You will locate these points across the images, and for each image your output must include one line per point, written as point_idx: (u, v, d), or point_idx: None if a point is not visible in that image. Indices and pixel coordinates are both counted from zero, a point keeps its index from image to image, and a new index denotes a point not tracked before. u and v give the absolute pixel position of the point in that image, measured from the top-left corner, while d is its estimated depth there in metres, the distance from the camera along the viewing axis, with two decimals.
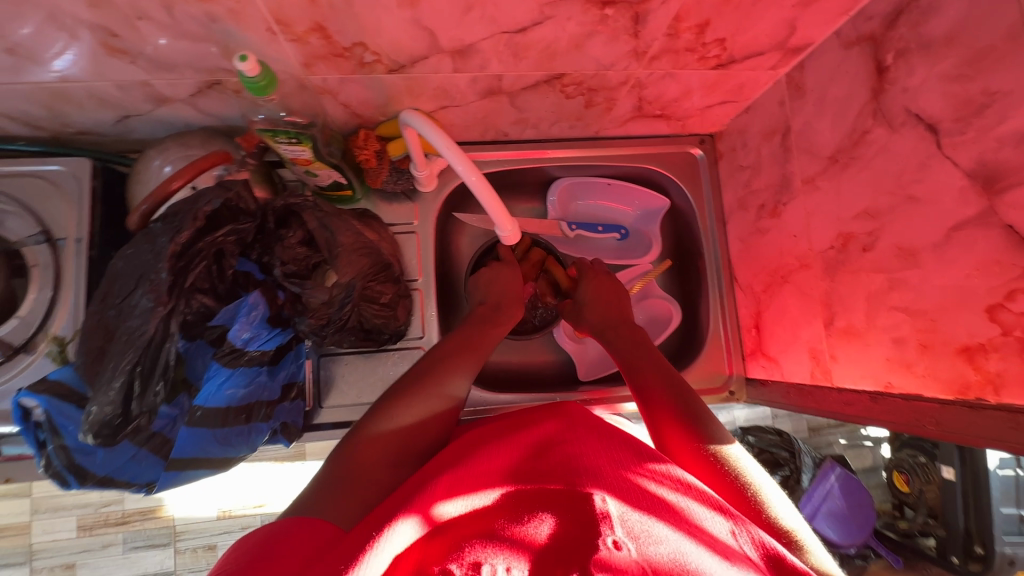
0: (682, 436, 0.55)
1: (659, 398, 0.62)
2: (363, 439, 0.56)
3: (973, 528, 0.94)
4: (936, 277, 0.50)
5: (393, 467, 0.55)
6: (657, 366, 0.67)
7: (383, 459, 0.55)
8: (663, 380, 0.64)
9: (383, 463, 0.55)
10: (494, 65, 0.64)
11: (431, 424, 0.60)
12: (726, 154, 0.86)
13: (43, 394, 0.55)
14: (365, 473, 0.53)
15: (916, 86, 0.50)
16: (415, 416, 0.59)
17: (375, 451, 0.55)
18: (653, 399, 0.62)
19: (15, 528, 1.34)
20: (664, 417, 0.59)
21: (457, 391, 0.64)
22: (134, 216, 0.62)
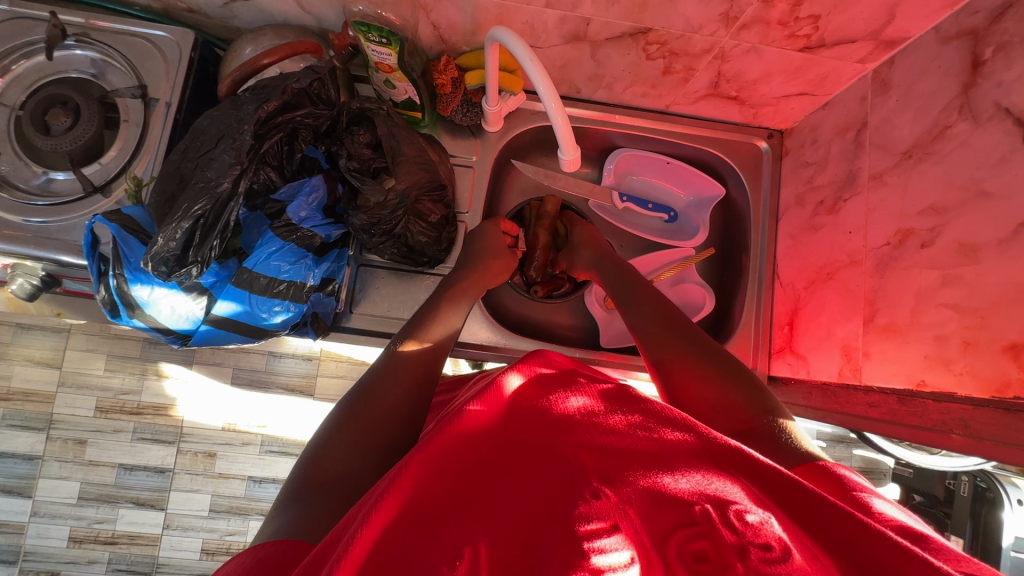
0: (692, 374, 0.56)
1: (666, 348, 0.60)
2: (335, 433, 0.50)
3: None
4: (994, 273, 0.49)
5: (364, 461, 0.48)
6: (653, 320, 0.64)
7: (353, 454, 0.48)
8: (666, 333, 0.62)
9: (352, 463, 0.47)
10: (586, 6, 0.65)
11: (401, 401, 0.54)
12: (793, 150, 0.85)
13: (115, 223, 0.61)
14: (335, 484, 0.46)
15: (1012, 80, 0.49)
16: (384, 390, 0.54)
17: (342, 451, 0.48)
18: (665, 356, 0.59)
19: (42, 395, 1.42)
20: (686, 374, 0.56)
21: (442, 336, 0.64)
22: (225, 84, 0.69)
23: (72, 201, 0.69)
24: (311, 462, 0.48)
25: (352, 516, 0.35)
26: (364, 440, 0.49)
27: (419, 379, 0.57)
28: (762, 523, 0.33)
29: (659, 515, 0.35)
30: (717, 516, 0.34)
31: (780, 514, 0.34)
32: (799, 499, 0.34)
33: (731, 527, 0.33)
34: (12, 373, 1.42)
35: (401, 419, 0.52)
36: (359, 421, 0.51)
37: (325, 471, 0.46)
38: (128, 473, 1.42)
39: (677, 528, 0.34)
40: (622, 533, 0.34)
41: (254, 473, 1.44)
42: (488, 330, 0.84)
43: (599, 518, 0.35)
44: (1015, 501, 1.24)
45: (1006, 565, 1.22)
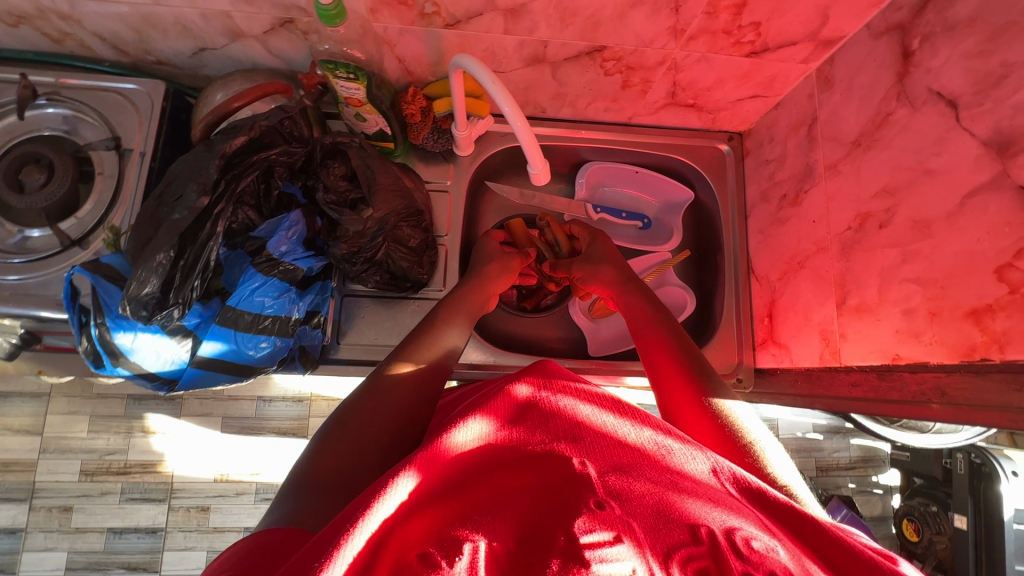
0: (694, 404, 0.58)
1: (671, 374, 0.62)
2: (335, 437, 0.52)
3: (982, 568, 1.26)
4: (948, 245, 0.51)
5: (362, 467, 0.50)
6: (662, 344, 0.66)
7: (353, 458, 0.50)
8: (673, 358, 0.64)
9: (353, 467, 0.50)
10: (542, 30, 0.68)
11: (397, 409, 0.55)
12: (753, 150, 0.89)
13: (93, 272, 0.61)
14: (332, 483, 0.48)
15: (939, 66, 0.53)
16: (382, 398, 0.55)
17: (342, 452, 0.50)
18: (669, 384, 0.61)
19: (23, 464, 1.37)
20: (687, 403, 0.58)
21: (437, 356, 0.63)
22: (197, 131, 0.71)
23: (50, 256, 0.69)
24: (308, 466, 0.50)
25: (354, 507, 0.35)
26: (364, 443, 0.51)
27: (417, 391, 0.58)
28: (767, 551, 0.34)
29: (664, 530, 0.36)
30: (726, 543, 0.34)
31: (786, 545, 0.35)
32: (812, 538, 0.36)
33: (736, 552, 0.34)
34: None
35: (396, 427, 0.54)
36: (360, 425, 0.53)
37: (325, 474, 0.49)
38: (117, 537, 1.37)
39: (681, 546, 0.35)
40: (626, 542, 0.35)
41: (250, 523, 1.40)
42: (478, 349, 0.85)
43: (604, 528, 0.35)
44: (1010, 473, 1.25)
45: (1011, 539, 1.23)
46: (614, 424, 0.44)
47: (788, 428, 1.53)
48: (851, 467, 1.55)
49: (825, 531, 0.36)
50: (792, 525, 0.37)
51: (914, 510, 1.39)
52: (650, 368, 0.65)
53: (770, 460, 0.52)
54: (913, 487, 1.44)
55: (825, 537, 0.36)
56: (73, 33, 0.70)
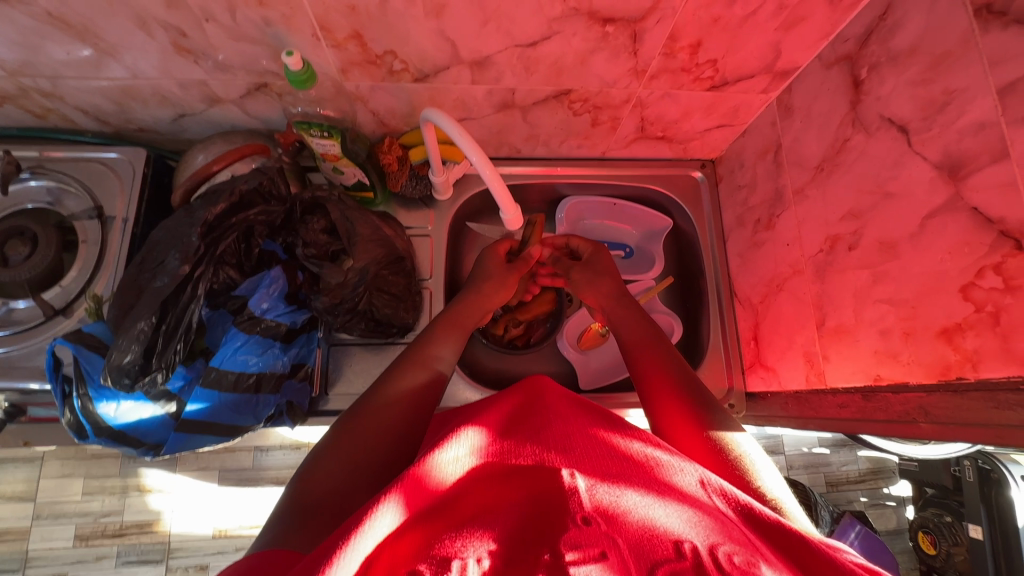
0: (689, 426, 0.57)
1: (664, 394, 0.62)
2: (327, 455, 0.52)
3: None
4: (914, 265, 0.52)
5: (352, 493, 0.49)
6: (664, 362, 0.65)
7: (345, 478, 0.50)
8: (667, 376, 0.64)
9: (342, 488, 0.49)
10: (508, 78, 0.70)
11: (387, 433, 0.54)
12: (726, 176, 0.91)
13: (74, 342, 0.61)
14: (322, 504, 0.47)
15: (887, 93, 0.55)
16: (373, 418, 0.55)
17: (334, 472, 0.50)
18: (664, 409, 0.60)
19: (16, 533, 1.35)
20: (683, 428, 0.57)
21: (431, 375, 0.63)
22: (179, 193, 0.73)
23: (33, 327, 0.69)
24: (299, 489, 0.49)
25: (340, 531, 0.35)
26: (354, 467, 0.51)
27: (405, 415, 0.57)
28: (748, 568, 0.33)
29: (647, 549, 0.35)
30: (706, 560, 0.33)
31: (770, 562, 0.34)
32: (795, 551, 0.35)
33: (718, 569, 0.33)
34: None
35: (385, 447, 0.53)
36: (350, 449, 0.52)
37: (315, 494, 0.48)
38: None
39: (663, 562, 0.34)
40: (607, 562, 0.33)
41: None
42: (467, 389, 0.85)
43: (587, 545, 0.35)
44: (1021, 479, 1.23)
45: None
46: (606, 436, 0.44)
47: (792, 444, 1.51)
48: (861, 481, 1.52)
49: (810, 546, 0.36)
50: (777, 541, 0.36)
51: (929, 522, 1.36)
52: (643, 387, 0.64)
53: (758, 472, 0.52)
54: (925, 497, 1.41)
55: (807, 554, 0.35)
56: (56, 108, 0.73)
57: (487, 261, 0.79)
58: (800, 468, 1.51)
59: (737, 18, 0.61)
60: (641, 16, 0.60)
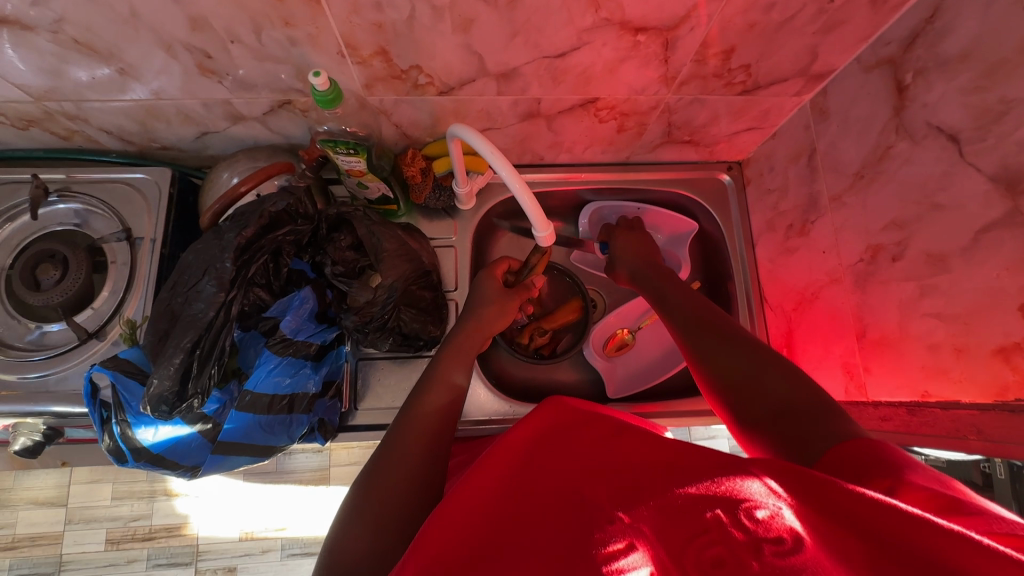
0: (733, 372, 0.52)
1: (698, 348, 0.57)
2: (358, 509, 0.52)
3: None
4: (966, 280, 0.50)
5: (390, 540, 0.50)
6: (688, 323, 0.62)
7: (377, 529, 0.50)
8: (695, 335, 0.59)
9: (378, 543, 0.49)
10: (534, 89, 0.69)
11: (412, 471, 0.55)
12: (754, 178, 0.89)
13: (112, 369, 0.61)
14: (360, 560, 0.48)
15: (936, 101, 0.53)
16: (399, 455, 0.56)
17: (364, 527, 0.50)
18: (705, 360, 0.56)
19: (49, 537, 1.37)
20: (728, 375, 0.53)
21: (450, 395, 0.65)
22: (205, 216, 0.72)
23: (67, 351, 0.69)
24: (337, 546, 0.50)
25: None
26: (387, 511, 0.51)
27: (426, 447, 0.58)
28: (773, 517, 0.31)
29: (671, 523, 0.33)
30: (726, 519, 0.32)
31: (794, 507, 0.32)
32: (809, 483, 0.34)
33: (741, 525, 0.31)
34: (17, 519, 1.38)
35: (415, 486, 0.54)
36: (383, 493, 0.52)
37: (353, 553, 0.48)
38: None
39: (693, 536, 0.32)
40: (641, 551, 0.32)
41: None
42: (494, 401, 0.84)
43: (616, 540, 0.33)
44: None
45: None
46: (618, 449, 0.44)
47: None
48: None
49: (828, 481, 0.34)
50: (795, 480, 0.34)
51: None
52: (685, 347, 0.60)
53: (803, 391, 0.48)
54: None
55: (826, 484, 0.33)
56: (81, 130, 0.72)
57: (485, 286, 0.78)
58: None
59: (774, 23, 0.59)
60: (674, 24, 0.58)
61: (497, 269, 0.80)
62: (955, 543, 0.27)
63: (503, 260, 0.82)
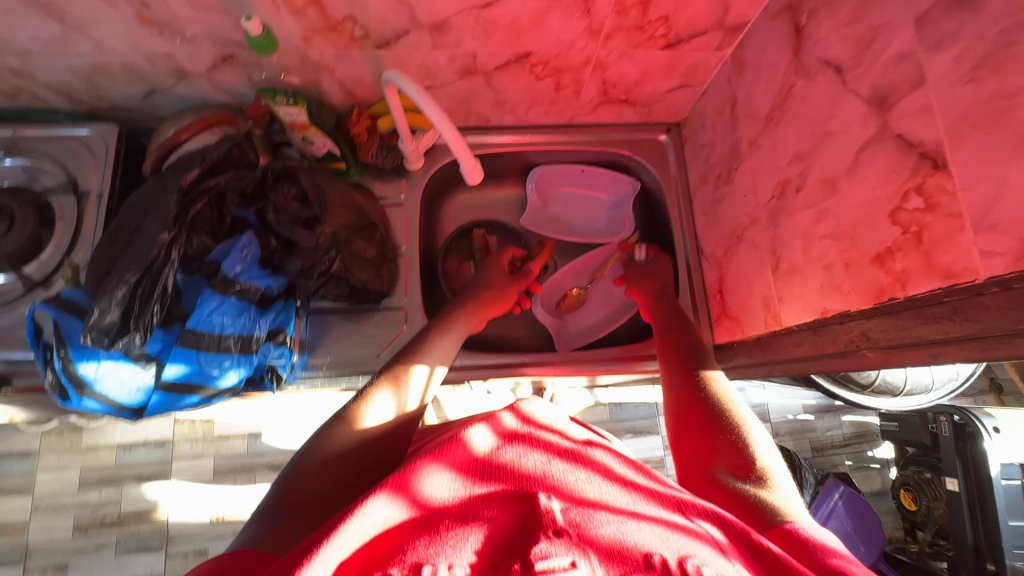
0: (697, 419, 0.59)
1: (683, 382, 0.65)
2: (309, 461, 0.52)
3: (982, 546, 1.22)
4: (851, 198, 0.54)
5: (333, 489, 0.50)
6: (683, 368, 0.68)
7: (325, 480, 0.51)
8: (682, 365, 0.68)
9: (322, 491, 0.50)
10: (468, 42, 0.72)
11: (376, 445, 0.55)
12: (690, 137, 0.93)
13: (55, 306, 0.64)
14: (304, 502, 0.49)
15: (824, 37, 0.57)
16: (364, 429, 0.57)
17: (317, 474, 0.51)
18: (682, 397, 0.63)
19: (15, 525, 1.36)
20: (689, 418, 0.59)
21: (417, 406, 0.63)
22: (149, 163, 0.75)
23: (14, 300, 0.71)
24: (285, 486, 0.50)
25: (318, 533, 0.37)
26: (341, 471, 0.52)
27: (391, 431, 0.58)
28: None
29: (617, 557, 0.37)
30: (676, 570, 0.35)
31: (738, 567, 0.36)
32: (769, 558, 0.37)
33: None
34: None
35: (372, 455, 0.54)
36: (338, 456, 0.53)
37: (299, 493, 0.49)
38: None
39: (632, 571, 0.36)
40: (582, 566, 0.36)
41: None
42: None
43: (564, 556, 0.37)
44: (992, 430, 1.24)
45: (1001, 497, 1.21)
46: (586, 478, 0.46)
47: (778, 412, 1.53)
48: (845, 445, 1.55)
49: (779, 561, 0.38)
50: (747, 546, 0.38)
51: (909, 479, 1.37)
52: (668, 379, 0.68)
53: (757, 443, 0.54)
54: (906, 456, 1.42)
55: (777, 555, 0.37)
56: (27, 88, 0.74)
57: (490, 266, 0.86)
58: (783, 433, 1.54)
59: None
60: None
61: (504, 255, 0.87)
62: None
63: (508, 251, 0.89)
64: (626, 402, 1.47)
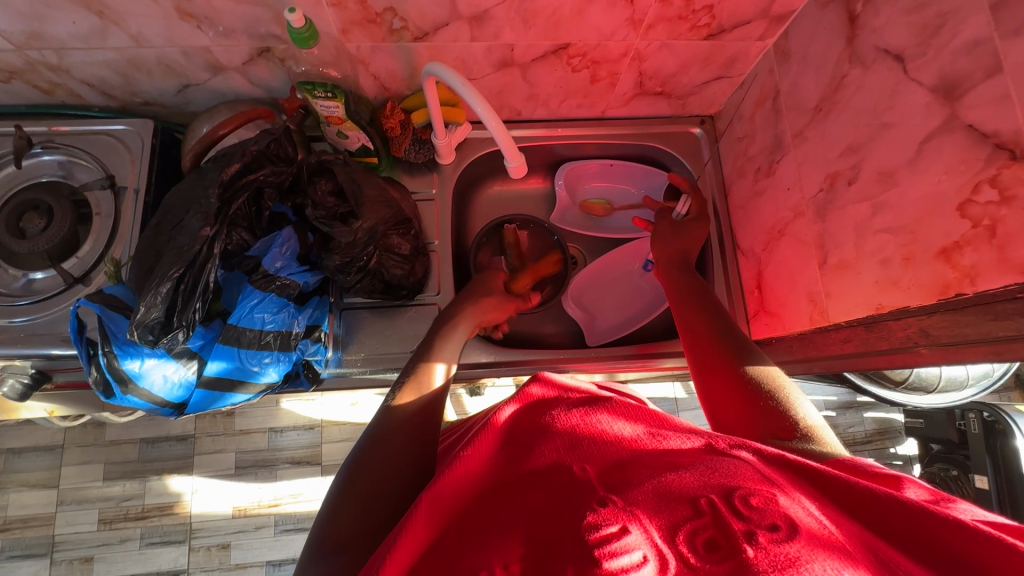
0: (726, 382, 0.56)
1: (706, 343, 0.61)
2: (347, 491, 0.48)
3: None
4: (912, 191, 0.53)
5: (378, 511, 0.46)
6: (706, 336, 0.62)
7: (367, 501, 0.47)
8: (705, 325, 0.64)
9: (368, 522, 0.45)
10: (507, 33, 0.71)
11: (408, 442, 0.52)
12: (725, 130, 0.91)
13: (99, 303, 0.64)
14: (352, 536, 0.44)
15: (883, 25, 0.56)
16: (391, 436, 0.53)
17: (356, 505, 0.47)
18: (707, 362, 0.59)
19: (41, 519, 1.37)
20: (720, 381, 0.56)
21: (443, 381, 0.62)
22: (187, 157, 0.75)
23: (53, 296, 0.71)
24: (327, 523, 0.46)
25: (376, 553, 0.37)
26: (382, 488, 0.48)
27: (422, 415, 0.56)
28: (765, 504, 0.34)
29: (664, 512, 0.35)
30: (724, 508, 0.34)
31: (784, 493, 0.35)
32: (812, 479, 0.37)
33: (736, 514, 0.34)
34: (8, 501, 1.37)
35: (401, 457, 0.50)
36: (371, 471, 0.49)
37: (344, 528, 0.45)
38: None
39: (684, 521, 0.34)
40: (633, 531, 0.33)
41: (273, 556, 1.38)
42: (478, 350, 0.86)
43: (610, 522, 0.34)
44: None
45: None
46: (613, 434, 0.44)
47: None
48: (867, 442, 1.53)
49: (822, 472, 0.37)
50: (789, 471, 0.38)
51: (935, 476, 1.35)
52: (687, 341, 0.64)
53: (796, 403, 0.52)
54: (931, 453, 1.40)
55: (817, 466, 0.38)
56: (63, 83, 0.74)
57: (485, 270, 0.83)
58: None
59: None
60: None
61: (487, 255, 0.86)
62: (951, 531, 0.31)
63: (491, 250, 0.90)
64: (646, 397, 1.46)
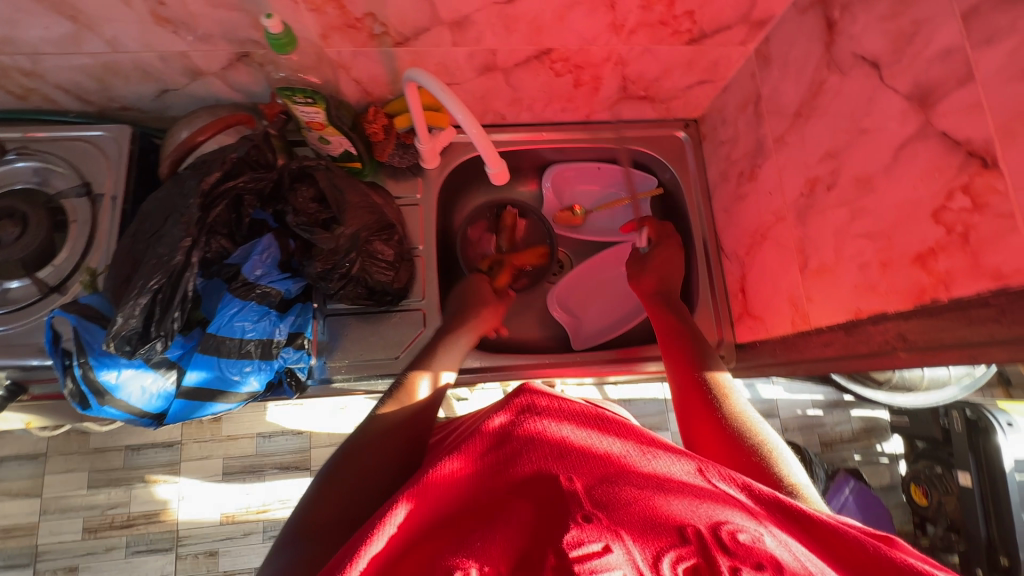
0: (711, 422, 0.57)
1: (689, 374, 0.64)
2: (328, 485, 0.49)
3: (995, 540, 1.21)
4: (888, 197, 0.53)
5: (356, 511, 0.47)
6: (690, 366, 0.65)
7: (345, 495, 0.48)
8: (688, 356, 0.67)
9: (346, 517, 0.46)
10: (488, 38, 0.71)
11: (395, 449, 0.53)
12: (709, 133, 0.92)
13: (74, 313, 0.63)
14: (328, 528, 0.45)
15: (859, 32, 0.56)
16: (377, 441, 0.53)
17: (336, 497, 0.47)
18: (692, 395, 0.61)
19: (23, 529, 1.35)
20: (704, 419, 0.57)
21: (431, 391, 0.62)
22: (166, 166, 0.74)
23: (29, 306, 0.70)
24: (305, 512, 0.47)
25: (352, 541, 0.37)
26: (360, 489, 0.48)
27: (409, 420, 0.56)
28: (753, 542, 0.34)
29: (651, 535, 0.35)
30: (711, 540, 0.34)
31: (772, 532, 0.35)
32: (803, 526, 0.37)
33: (722, 547, 0.34)
34: None
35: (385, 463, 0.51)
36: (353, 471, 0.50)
37: (320, 518, 0.46)
38: None
39: (668, 546, 0.34)
40: (617, 551, 0.33)
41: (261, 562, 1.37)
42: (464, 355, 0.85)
43: (594, 539, 0.34)
44: (1006, 426, 1.22)
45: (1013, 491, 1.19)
46: (603, 451, 0.44)
47: (787, 407, 1.53)
48: (854, 440, 1.54)
49: (812, 518, 0.38)
50: (778, 511, 0.38)
51: (920, 474, 1.36)
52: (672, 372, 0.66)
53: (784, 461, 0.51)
54: (917, 451, 1.41)
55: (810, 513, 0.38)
56: (37, 88, 0.72)
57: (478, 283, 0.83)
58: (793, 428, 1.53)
59: None
60: None
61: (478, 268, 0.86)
62: None
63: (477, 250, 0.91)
64: (635, 398, 1.46)
